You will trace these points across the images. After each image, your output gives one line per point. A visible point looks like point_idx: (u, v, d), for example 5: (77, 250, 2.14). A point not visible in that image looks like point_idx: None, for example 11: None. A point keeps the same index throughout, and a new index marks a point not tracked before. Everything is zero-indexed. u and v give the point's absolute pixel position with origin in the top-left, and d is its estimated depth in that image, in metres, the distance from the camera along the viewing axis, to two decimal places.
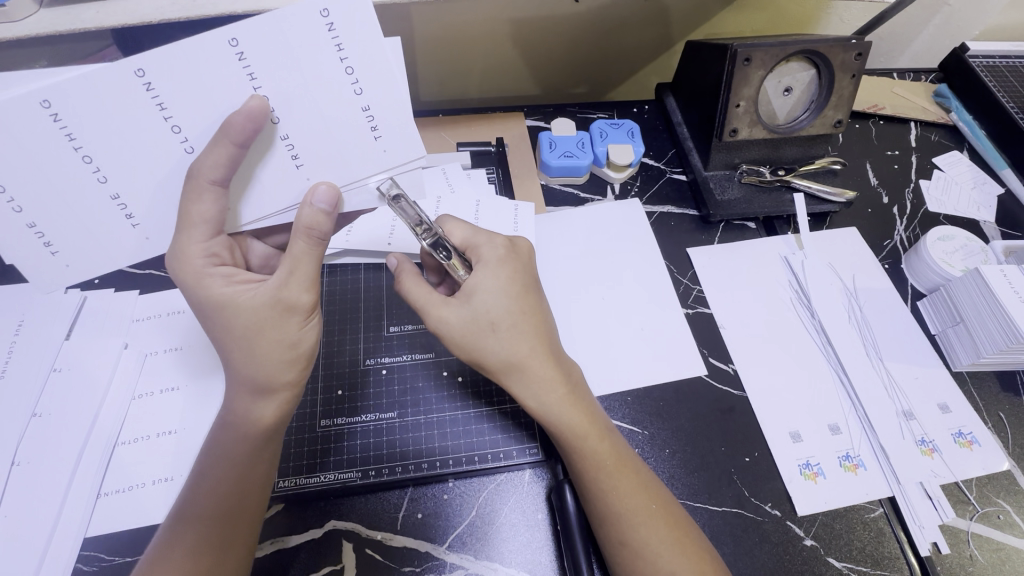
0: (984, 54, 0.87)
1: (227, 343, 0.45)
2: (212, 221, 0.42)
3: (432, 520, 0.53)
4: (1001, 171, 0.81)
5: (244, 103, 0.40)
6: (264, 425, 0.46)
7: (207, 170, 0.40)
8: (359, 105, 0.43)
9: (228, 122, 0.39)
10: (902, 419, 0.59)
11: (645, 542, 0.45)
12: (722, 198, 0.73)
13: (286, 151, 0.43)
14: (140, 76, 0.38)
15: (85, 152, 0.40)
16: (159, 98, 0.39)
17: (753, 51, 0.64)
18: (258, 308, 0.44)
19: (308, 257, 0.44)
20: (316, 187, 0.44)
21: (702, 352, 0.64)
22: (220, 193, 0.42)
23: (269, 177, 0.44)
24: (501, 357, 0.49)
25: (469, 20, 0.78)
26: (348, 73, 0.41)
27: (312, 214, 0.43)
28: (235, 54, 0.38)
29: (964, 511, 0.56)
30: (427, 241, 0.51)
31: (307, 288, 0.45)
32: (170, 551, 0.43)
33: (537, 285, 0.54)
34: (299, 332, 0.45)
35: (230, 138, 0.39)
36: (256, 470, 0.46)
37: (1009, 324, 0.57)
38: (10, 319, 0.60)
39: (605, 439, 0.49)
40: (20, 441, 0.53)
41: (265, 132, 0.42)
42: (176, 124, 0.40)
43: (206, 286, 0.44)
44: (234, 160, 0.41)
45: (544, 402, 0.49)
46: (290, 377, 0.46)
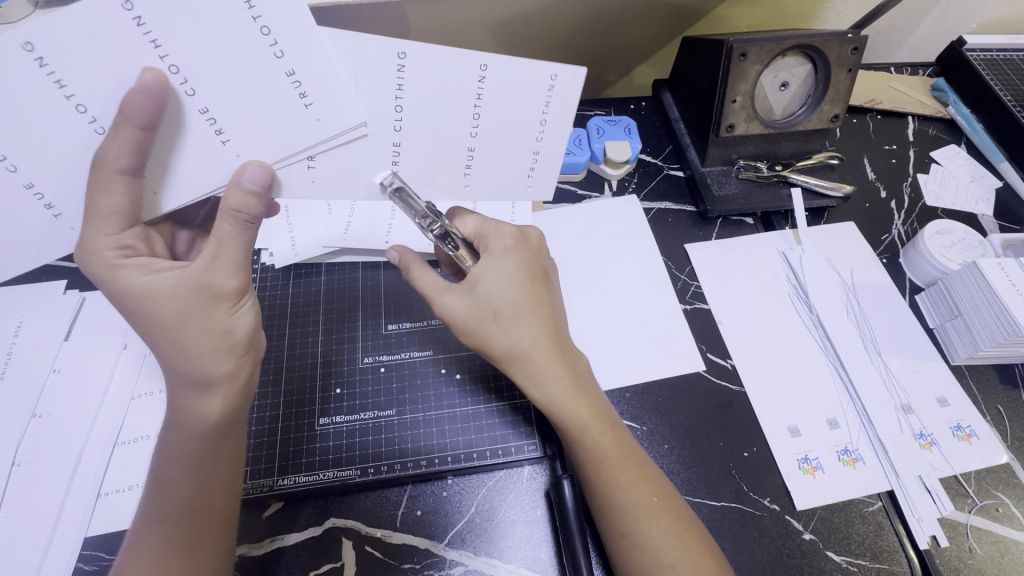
0: (981, 48, 0.87)
1: (157, 335, 0.43)
2: (121, 213, 0.40)
3: (430, 517, 0.53)
4: (999, 165, 0.81)
5: (139, 78, 0.37)
6: (212, 420, 0.45)
7: (114, 157, 0.38)
8: (284, 75, 0.40)
9: (127, 103, 0.37)
10: (900, 413, 0.59)
11: (647, 534, 0.46)
12: (719, 194, 0.73)
13: (293, 89, 0.41)
14: (127, 10, 0.35)
15: (76, 100, 0.37)
16: (150, 33, 0.36)
17: (749, 46, 0.64)
18: (180, 296, 0.42)
19: (234, 241, 0.42)
20: (246, 166, 0.42)
21: (700, 348, 0.64)
22: (130, 183, 0.39)
23: (189, 158, 0.41)
24: (507, 347, 0.48)
25: (465, 19, 0.77)
26: (266, 36, 0.38)
27: (240, 195, 0.41)
28: (131, 18, 0.35)
29: (963, 504, 0.56)
30: (434, 233, 0.51)
31: (234, 272, 0.43)
32: (136, 552, 0.43)
33: (547, 271, 0.52)
34: (229, 318, 0.44)
35: (132, 121, 0.37)
36: (221, 466, 0.46)
37: (1008, 318, 0.57)
38: (10, 319, 0.60)
39: (608, 431, 0.49)
40: (20, 440, 0.53)
41: (173, 110, 0.39)
42: (79, 103, 0.37)
43: (121, 279, 0.42)
44: (142, 144, 0.38)
45: (548, 392, 0.49)
46: (227, 368, 0.45)
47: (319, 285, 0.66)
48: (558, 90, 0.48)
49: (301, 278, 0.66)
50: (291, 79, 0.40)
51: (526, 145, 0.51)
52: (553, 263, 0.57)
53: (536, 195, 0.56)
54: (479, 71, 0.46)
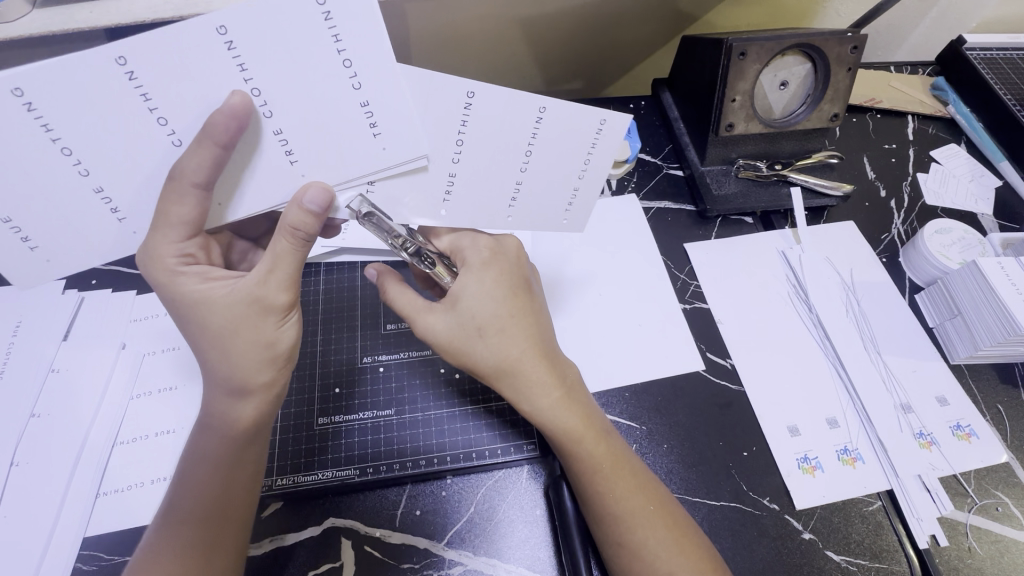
0: (980, 47, 0.87)
1: (205, 342, 0.44)
2: (189, 223, 0.41)
3: (429, 517, 0.53)
4: (999, 164, 0.81)
5: (227, 99, 0.37)
6: (245, 426, 0.45)
7: (190, 172, 0.38)
8: (357, 100, 0.40)
9: (209, 122, 0.37)
10: (900, 413, 0.59)
11: (643, 543, 0.45)
12: (718, 193, 0.73)
13: (364, 119, 0.41)
14: (221, 35, 0.35)
15: (160, 113, 0.37)
16: (240, 58, 0.37)
17: (749, 45, 0.64)
18: (234, 305, 0.42)
19: (291, 257, 0.42)
20: (308, 186, 0.42)
21: (699, 348, 0.64)
22: (202, 197, 0.40)
23: (261, 175, 0.42)
24: (493, 363, 0.48)
25: (464, 18, 0.77)
26: (346, 66, 0.39)
27: (299, 214, 0.41)
28: (222, 41, 0.36)
29: (962, 503, 0.56)
30: (409, 251, 0.50)
31: (285, 289, 0.43)
32: (158, 550, 0.42)
33: (528, 284, 0.52)
34: (276, 331, 0.44)
35: (214, 139, 0.37)
36: (243, 472, 0.46)
37: (1008, 317, 0.57)
38: (8, 319, 0.60)
39: (601, 442, 0.49)
40: (20, 440, 0.53)
41: (250, 130, 0.39)
42: (161, 116, 0.38)
43: (179, 286, 0.43)
44: (219, 161, 0.39)
45: (539, 408, 0.48)
46: (266, 378, 0.45)
47: (317, 285, 0.66)
48: (606, 133, 0.48)
49: (300, 278, 0.66)
50: (363, 108, 0.41)
51: (564, 182, 0.51)
52: (533, 271, 0.56)
53: (568, 229, 0.55)
54: (537, 112, 0.45)
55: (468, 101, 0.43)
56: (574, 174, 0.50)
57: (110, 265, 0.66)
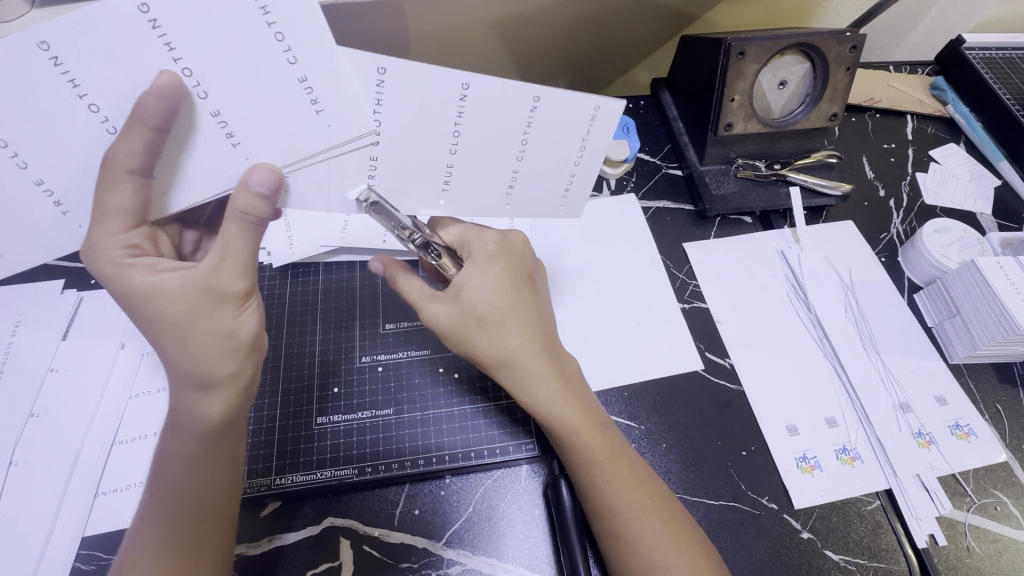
0: (980, 46, 0.87)
1: (161, 337, 0.43)
2: (128, 212, 0.40)
3: (428, 516, 0.53)
4: (998, 164, 0.81)
5: (153, 81, 0.36)
6: (212, 422, 0.44)
7: (124, 158, 0.37)
8: (294, 76, 0.39)
9: (139, 105, 0.36)
10: (899, 412, 0.59)
11: (642, 537, 0.46)
12: (718, 193, 0.73)
13: (304, 94, 0.40)
14: (142, 12, 0.34)
15: (90, 100, 0.36)
16: (165, 36, 0.35)
17: (747, 44, 0.64)
18: (187, 296, 0.41)
19: (243, 242, 0.41)
20: (253, 168, 0.41)
21: (698, 347, 0.64)
22: (138, 183, 0.39)
23: (200, 159, 0.40)
24: (493, 354, 0.48)
25: (462, 17, 0.77)
26: (278, 40, 0.37)
27: (246, 197, 0.40)
28: (146, 20, 0.34)
29: (961, 503, 0.56)
30: (416, 243, 0.49)
31: (240, 275, 0.42)
32: (134, 552, 0.43)
33: (531, 278, 0.52)
34: (235, 320, 0.43)
35: (143, 122, 0.36)
36: (216, 470, 0.45)
37: (1006, 316, 0.57)
38: (7, 319, 0.60)
39: (599, 434, 0.49)
40: (19, 440, 0.53)
41: (184, 113, 0.38)
42: (92, 103, 0.37)
43: (127, 279, 0.41)
44: (153, 146, 0.37)
45: (538, 399, 0.49)
46: (231, 369, 0.44)
47: (317, 284, 0.66)
48: (600, 119, 0.48)
49: (299, 278, 0.66)
50: (302, 83, 0.39)
51: (561, 173, 0.52)
52: (539, 265, 0.56)
53: (566, 215, 0.56)
54: (532, 101, 0.46)
55: (462, 93, 0.44)
56: (570, 163, 0.51)
57: None
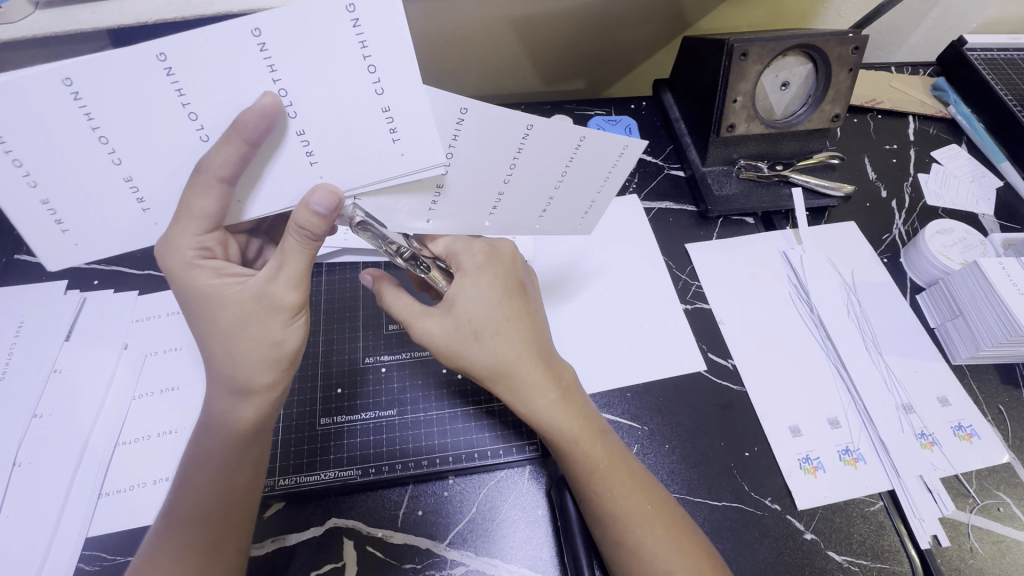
0: (982, 47, 0.87)
1: (211, 340, 0.44)
2: (211, 217, 0.40)
3: (432, 517, 0.53)
4: (1000, 165, 0.81)
5: (257, 100, 0.38)
6: (245, 428, 0.45)
7: (216, 168, 0.38)
8: (378, 105, 0.40)
9: (240, 119, 0.37)
10: (901, 413, 0.59)
11: (642, 542, 0.46)
12: (720, 193, 0.73)
13: (384, 124, 0.41)
14: (255, 36, 0.36)
15: (191, 109, 0.38)
16: (271, 60, 0.37)
17: (750, 45, 0.64)
18: (243, 303, 0.43)
19: (300, 255, 0.42)
20: (315, 189, 0.41)
21: (701, 348, 0.64)
22: (226, 191, 0.40)
23: (281, 175, 0.42)
24: (489, 367, 0.48)
25: (465, 18, 0.77)
26: (370, 71, 0.39)
27: (308, 216, 0.40)
28: (256, 44, 0.36)
29: (964, 504, 0.56)
30: (404, 259, 0.48)
31: (294, 287, 0.43)
32: (159, 555, 0.43)
33: (523, 288, 0.52)
34: (283, 332, 0.44)
35: (242, 136, 0.37)
36: (240, 476, 0.46)
37: (1009, 317, 0.57)
38: (11, 320, 0.60)
39: (597, 441, 0.49)
40: (21, 441, 0.53)
41: (278, 130, 0.40)
42: (193, 111, 0.38)
43: (193, 279, 0.43)
44: (244, 158, 0.39)
45: (537, 409, 0.48)
46: (269, 380, 0.45)
47: (320, 285, 0.66)
48: (584, 148, 0.48)
49: None
50: (384, 114, 0.41)
51: (542, 194, 0.52)
52: (528, 271, 0.56)
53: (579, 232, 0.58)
54: (523, 129, 0.46)
55: (459, 118, 0.43)
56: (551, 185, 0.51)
57: (112, 266, 0.66)
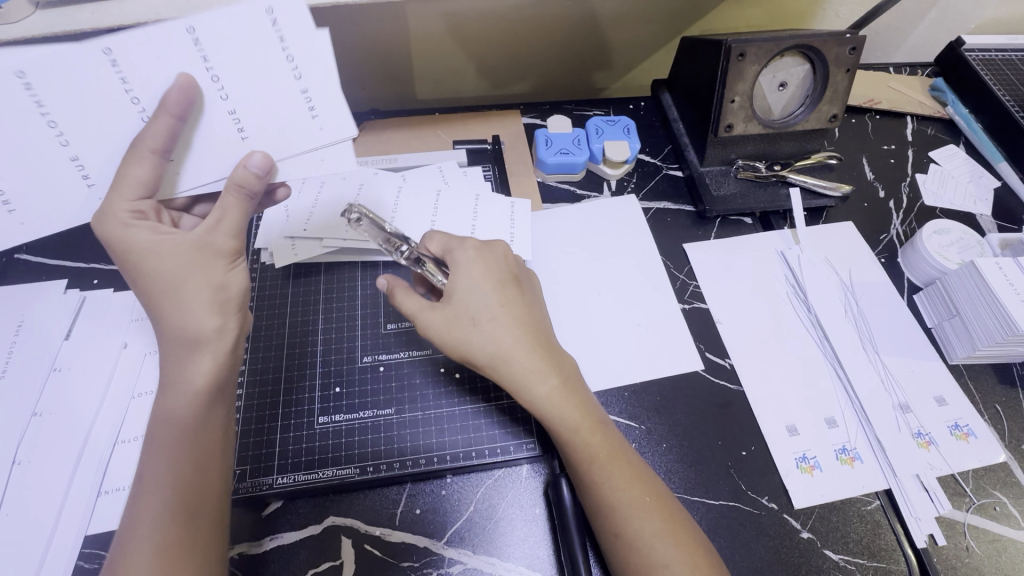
0: (980, 48, 0.87)
1: (153, 297, 0.43)
2: (144, 184, 0.42)
3: (430, 515, 0.53)
4: (998, 165, 0.81)
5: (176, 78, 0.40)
6: (201, 383, 0.44)
7: (149, 140, 0.40)
8: (297, 88, 0.43)
9: (165, 97, 0.40)
10: (898, 412, 0.60)
11: (640, 534, 0.46)
12: (718, 193, 0.73)
13: (303, 102, 0.44)
14: (188, 32, 0.38)
15: (134, 94, 0.40)
16: (204, 53, 0.39)
17: (748, 46, 0.64)
18: (183, 253, 0.43)
19: (235, 211, 0.45)
20: (249, 154, 0.45)
21: (698, 348, 0.64)
22: (159, 163, 0.42)
23: (212, 151, 0.44)
24: (487, 352, 0.49)
25: (464, 19, 0.77)
26: (289, 61, 0.41)
27: (243, 174, 0.44)
28: (191, 40, 0.39)
29: (960, 503, 0.56)
30: (404, 256, 0.55)
31: (233, 235, 0.45)
32: (133, 526, 0.41)
33: (519, 279, 0.54)
34: (225, 275, 0.45)
35: (169, 112, 0.40)
36: (206, 438, 0.45)
37: (1005, 317, 0.57)
38: (11, 319, 0.60)
39: (597, 432, 0.49)
40: (21, 439, 0.53)
41: (199, 107, 0.42)
42: (134, 95, 0.40)
43: (128, 240, 0.42)
44: (174, 131, 0.41)
45: (540, 397, 0.49)
46: (218, 325, 0.45)
47: (319, 285, 0.66)
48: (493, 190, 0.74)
49: (301, 278, 0.66)
50: (303, 94, 0.43)
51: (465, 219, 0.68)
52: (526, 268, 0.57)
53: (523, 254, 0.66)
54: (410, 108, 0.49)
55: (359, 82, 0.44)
56: None
57: (112, 265, 0.67)
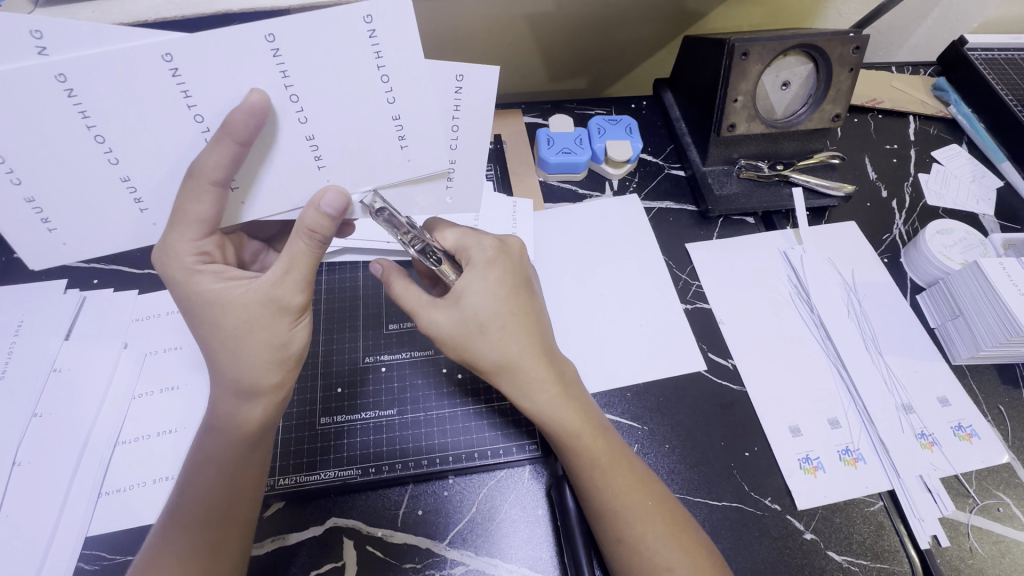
0: (982, 47, 0.87)
1: (214, 343, 0.44)
2: (206, 221, 0.41)
3: (432, 517, 0.53)
4: (1001, 165, 0.81)
5: (245, 97, 0.37)
6: (251, 428, 0.45)
7: (210, 171, 0.38)
8: (389, 114, 0.41)
9: (229, 120, 0.37)
10: (902, 413, 0.60)
11: (641, 538, 0.45)
12: (721, 193, 0.73)
13: (394, 131, 0.42)
14: (267, 41, 0.36)
15: (196, 111, 0.38)
16: (284, 66, 0.37)
17: (751, 45, 0.64)
18: (249, 306, 0.43)
19: (306, 259, 0.43)
20: (325, 190, 0.42)
21: (701, 348, 0.64)
22: (219, 195, 0.40)
23: (276, 171, 0.42)
24: (493, 360, 0.49)
25: (465, 18, 0.77)
26: (383, 81, 0.39)
27: (316, 217, 0.42)
28: (269, 49, 0.36)
29: (964, 504, 0.56)
30: (415, 248, 0.49)
31: (301, 290, 0.44)
32: (161, 556, 0.42)
33: (530, 286, 0.53)
34: (289, 333, 0.44)
35: (233, 137, 0.37)
36: (249, 473, 0.46)
37: (1009, 318, 0.57)
38: (10, 319, 0.60)
39: (599, 439, 0.49)
40: (21, 441, 0.53)
41: (270, 124, 0.39)
42: (199, 113, 0.38)
43: (195, 284, 0.43)
44: (238, 159, 0.38)
45: (537, 404, 0.49)
46: (275, 379, 0.45)
47: (320, 284, 0.66)
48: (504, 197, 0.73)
49: None
50: (393, 121, 0.41)
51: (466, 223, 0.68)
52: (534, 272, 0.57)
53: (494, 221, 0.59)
54: (454, 80, 0.43)
55: (457, 85, 0.44)
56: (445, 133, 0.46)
57: (112, 265, 0.66)
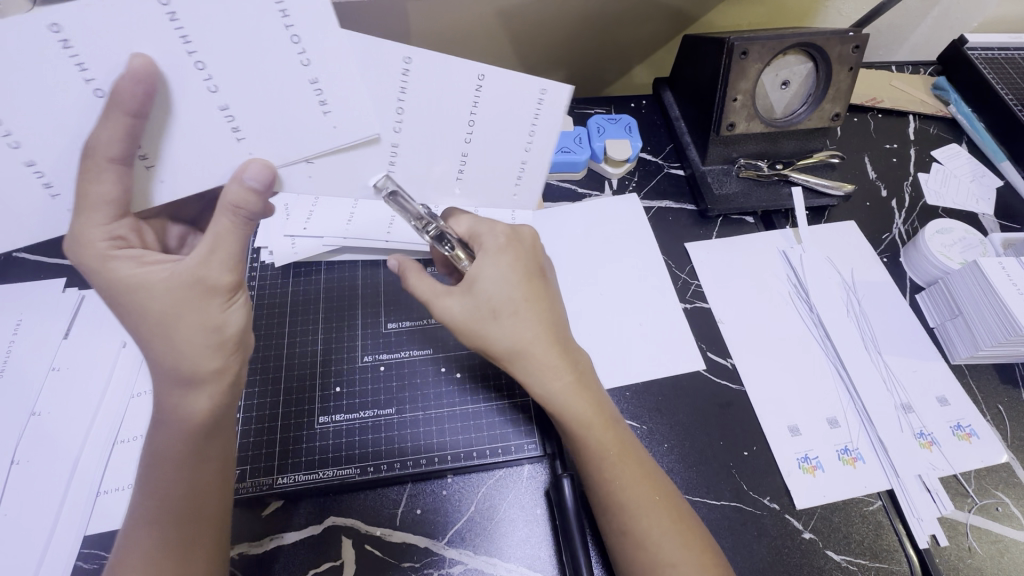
0: (983, 46, 0.87)
1: (145, 330, 0.42)
2: (114, 202, 0.40)
3: (431, 515, 0.53)
4: (1001, 164, 0.81)
5: (129, 64, 0.36)
6: (200, 419, 0.44)
7: (104, 146, 0.37)
8: (306, 78, 0.39)
9: (116, 90, 0.35)
10: (901, 412, 0.59)
11: (647, 533, 0.45)
12: (720, 192, 0.73)
13: (313, 96, 0.40)
14: (166, 8, 0.34)
15: (96, 84, 0.36)
16: (182, 29, 0.35)
17: (750, 44, 0.63)
18: (174, 289, 0.42)
19: (233, 237, 0.42)
20: (248, 164, 0.41)
21: (700, 347, 0.64)
22: (122, 171, 0.39)
23: (188, 145, 0.40)
24: (507, 346, 0.49)
25: (465, 16, 0.77)
26: (402, 65, 0.42)
27: (240, 192, 0.41)
28: (166, 15, 0.35)
29: (963, 503, 0.56)
30: (431, 234, 0.50)
31: (229, 268, 0.43)
32: (126, 555, 0.42)
33: (543, 271, 0.53)
34: (222, 314, 0.43)
35: (122, 109, 0.36)
36: (205, 467, 0.45)
37: (1009, 318, 0.57)
38: (8, 319, 0.60)
39: (609, 429, 0.49)
40: (20, 440, 0.53)
41: (165, 95, 0.38)
42: (99, 87, 0.36)
43: (113, 272, 0.41)
44: (133, 133, 0.37)
45: (550, 391, 0.49)
46: (218, 363, 0.44)
47: (319, 283, 0.66)
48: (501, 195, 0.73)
49: (301, 278, 0.66)
50: (312, 84, 0.40)
51: None
52: (547, 258, 0.57)
53: (521, 206, 0.55)
54: (538, 94, 0.47)
55: (539, 98, 0.47)
56: (520, 147, 0.50)
57: None
